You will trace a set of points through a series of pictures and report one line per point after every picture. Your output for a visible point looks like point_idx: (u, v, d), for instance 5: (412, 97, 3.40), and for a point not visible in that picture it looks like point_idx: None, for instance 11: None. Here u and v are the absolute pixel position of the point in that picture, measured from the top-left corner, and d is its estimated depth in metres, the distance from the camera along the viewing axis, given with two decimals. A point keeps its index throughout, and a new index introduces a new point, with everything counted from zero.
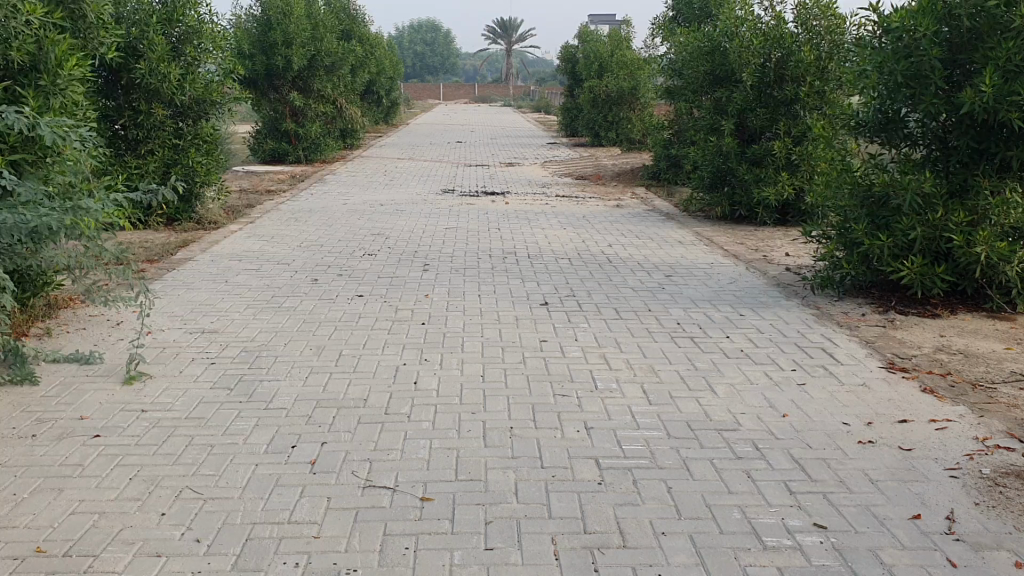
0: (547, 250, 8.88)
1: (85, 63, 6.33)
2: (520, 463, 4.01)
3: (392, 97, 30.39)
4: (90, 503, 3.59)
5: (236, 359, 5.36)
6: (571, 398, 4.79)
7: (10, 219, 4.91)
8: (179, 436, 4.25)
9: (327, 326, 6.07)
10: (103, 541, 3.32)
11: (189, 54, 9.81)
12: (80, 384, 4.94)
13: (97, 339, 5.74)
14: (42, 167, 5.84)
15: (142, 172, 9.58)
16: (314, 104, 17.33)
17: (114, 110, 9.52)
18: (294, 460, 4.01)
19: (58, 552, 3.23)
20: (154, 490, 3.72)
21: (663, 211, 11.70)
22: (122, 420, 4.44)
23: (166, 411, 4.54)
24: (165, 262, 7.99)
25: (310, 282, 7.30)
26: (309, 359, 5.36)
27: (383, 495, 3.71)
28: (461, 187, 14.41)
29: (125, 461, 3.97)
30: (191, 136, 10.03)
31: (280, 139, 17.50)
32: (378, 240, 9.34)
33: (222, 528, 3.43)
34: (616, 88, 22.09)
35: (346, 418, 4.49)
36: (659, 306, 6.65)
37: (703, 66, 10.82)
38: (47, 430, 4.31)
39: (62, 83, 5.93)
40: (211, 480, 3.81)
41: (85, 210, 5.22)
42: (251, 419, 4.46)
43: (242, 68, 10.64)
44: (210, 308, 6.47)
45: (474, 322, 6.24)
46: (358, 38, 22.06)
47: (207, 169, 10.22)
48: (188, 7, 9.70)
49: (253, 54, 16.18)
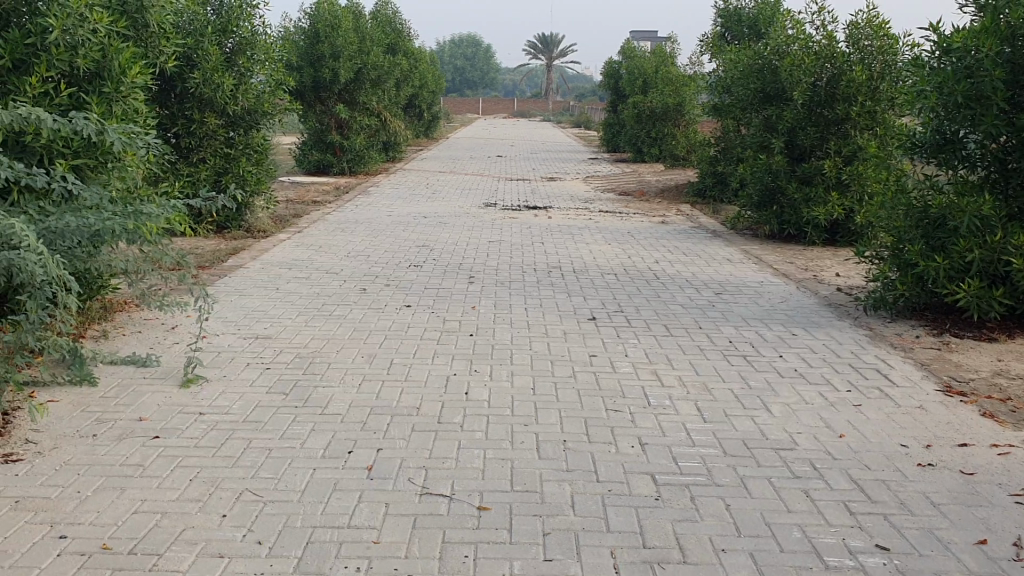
0: (593, 265, 8.90)
1: (147, 72, 6.43)
2: (575, 476, 4.00)
3: (434, 111, 30.69)
4: (152, 503, 3.63)
5: (290, 365, 5.41)
6: (624, 413, 4.78)
7: (74, 222, 4.96)
8: (238, 439, 4.29)
9: (378, 334, 6.12)
10: (167, 541, 3.36)
11: (242, 65, 9.95)
12: (139, 386, 5.01)
13: (153, 342, 5.82)
14: (102, 172, 5.93)
15: (194, 180, 9.73)
16: (358, 116, 17.51)
17: (168, 118, 9.62)
18: (351, 465, 4.04)
19: (124, 550, 3.28)
20: (214, 491, 3.76)
21: (708, 229, 11.67)
22: (181, 422, 4.50)
23: (224, 415, 4.59)
24: (217, 268, 8.12)
25: (358, 291, 7.36)
26: (361, 367, 5.40)
27: (441, 503, 3.72)
28: (504, 200, 14.46)
29: (185, 463, 4.02)
30: (242, 145, 10.18)
31: (324, 150, 17.72)
32: (424, 252, 9.40)
33: (284, 531, 3.46)
34: (661, 104, 22.09)
35: (400, 425, 4.52)
36: (710, 324, 6.62)
37: (753, 83, 10.80)
38: (108, 430, 4.38)
39: (125, 90, 6.02)
40: (270, 483, 3.85)
41: (146, 216, 5.31)
42: (307, 424, 4.49)
43: (292, 79, 10.79)
44: (262, 314, 6.55)
45: (523, 335, 6.25)
46: (403, 52, 22.29)
47: (257, 178, 10.43)
48: (243, 19, 9.85)
49: (300, 66, 16.38)
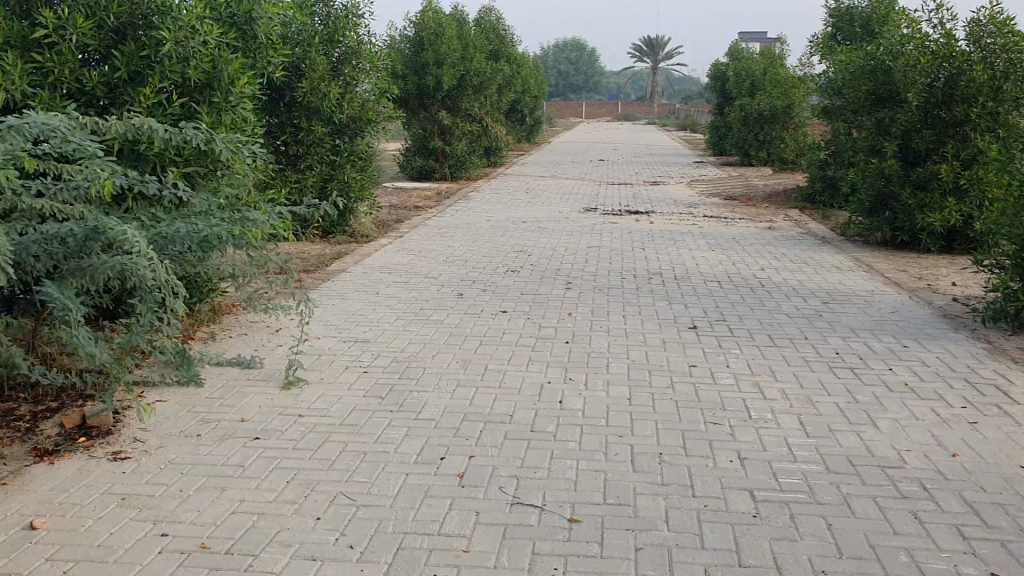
0: (695, 272, 8.73)
1: (255, 82, 6.61)
2: (670, 490, 3.91)
3: (537, 115, 30.77)
4: (250, 504, 3.71)
5: (388, 369, 5.47)
6: (723, 426, 4.66)
7: (184, 229, 5.13)
8: (334, 442, 4.36)
9: (474, 340, 6.13)
10: (262, 542, 3.42)
11: (348, 74, 10.16)
12: (242, 387, 5.15)
13: (258, 345, 5.98)
14: (212, 179, 6.13)
15: (302, 186, 9.98)
16: (461, 122, 17.68)
17: (277, 126, 9.91)
18: (443, 472, 4.04)
19: (221, 549, 3.36)
20: (310, 494, 3.82)
21: (817, 235, 11.32)
22: (281, 423, 4.59)
23: (321, 417, 4.67)
24: (321, 272, 8.30)
25: (457, 297, 7.41)
26: (456, 372, 5.42)
27: (531, 513, 3.68)
28: (605, 205, 14.36)
29: (283, 464, 4.10)
30: (347, 152, 10.40)
31: (427, 156, 17.97)
32: (523, 257, 9.41)
33: (375, 536, 3.48)
34: (769, 107, 21.57)
35: (493, 433, 4.50)
36: (815, 334, 6.40)
37: (865, 85, 10.43)
38: (211, 429, 4.51)
39: (234, 100, 6.20)
40: (364, 487, 3.89)
41: (252, 222, 5.47)
42: (402, 429, 4.53)
43: (396, 87, 10.97)
44: (362, 318, 6.65)
45: (621, 343, 6.17)
46: (506, 58, 22.41)
47: (361, 184, 10.64)
48: (349, 28, 10.04)
49: (405, 74, 16.66)
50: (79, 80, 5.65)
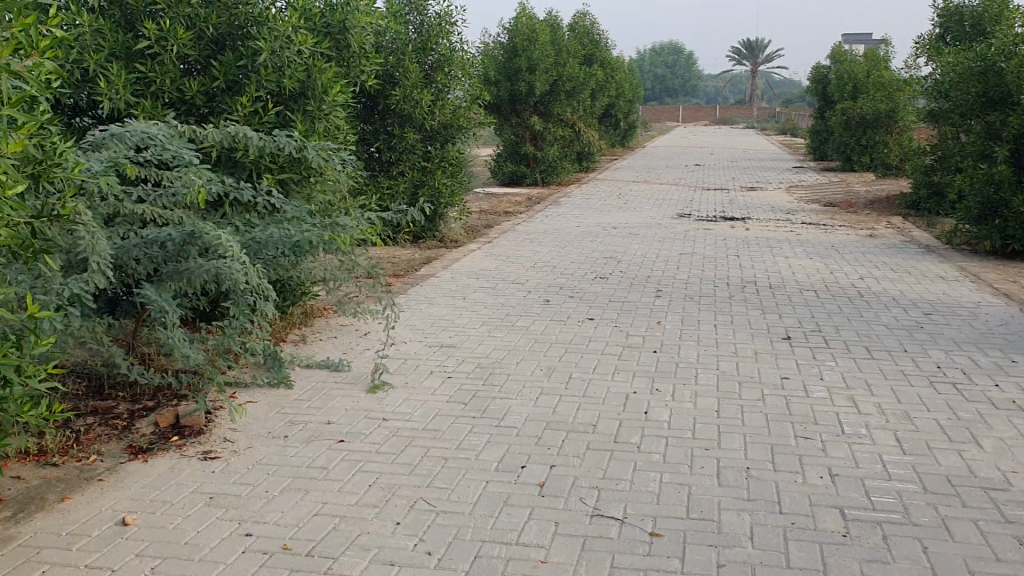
0: (790, 281, 8.50)
1: (348, 90, 6.71)
2: (756, 506, 3.79)
3: (632, 120, 30.56)
4: (332, 507, 3.76)
5: (472, 375, 5.48)
6: (814, 441, 4.50)
7: (277, 234, 5.23)
8: (417, 447, 4.38)
9: (560, 348, 6.10)
10: (343, 545, 3.46)
11: (440, 81, 10.24)
12: (330, 390, 5.24)
13: (346, 348, 6.08)
14: (306, 186, 6.25)
15: (393, 192, 10.12)
16: (553, 127, 17.66)
17: (371, 133, 10.09)
18: (524, 481, 4.02)
19: (302, 550, 3.40)
20: (391, 498, 3.85)
21: (921, 243, 10.89)
22: (365, 427, 4.64)
23: (405, 422, 4.70)
24: (410, 277, 8.39)
25: (543, 303, 7.39)
26: (540, 380, 5.39)
27: (612, 525, 3.63)
28: (698, 211, 14.14)
29: (366, 468, 4.14)
30: (439, 158, 10.50)
31: (519, 161, 18.03)
32: (612, 264, 9.33)
33: (453, 543, 3.48)
34: (872, 111, 20.88)
35: (576, 443, 4.46)
36: (916, 346, 6.15)
37: (974, 87, 10.00)
38: (298, 431, 4.59)
39: (327, 108, 6.30)
40: (444, 494, 3.89)
41: (342, 228, 5.54)
42: (484, 435, 4.52)
43: (487, 93, 11.04)
44: (449, 323, 6.69)
45: (709, 353, 6.04)
46: (600, 63, 22.30)
47: (451, 190, 10.73)
48: (442, 36, 10.12)
49: (498, 80, 16.75)
50: (180, 90, 5.87)
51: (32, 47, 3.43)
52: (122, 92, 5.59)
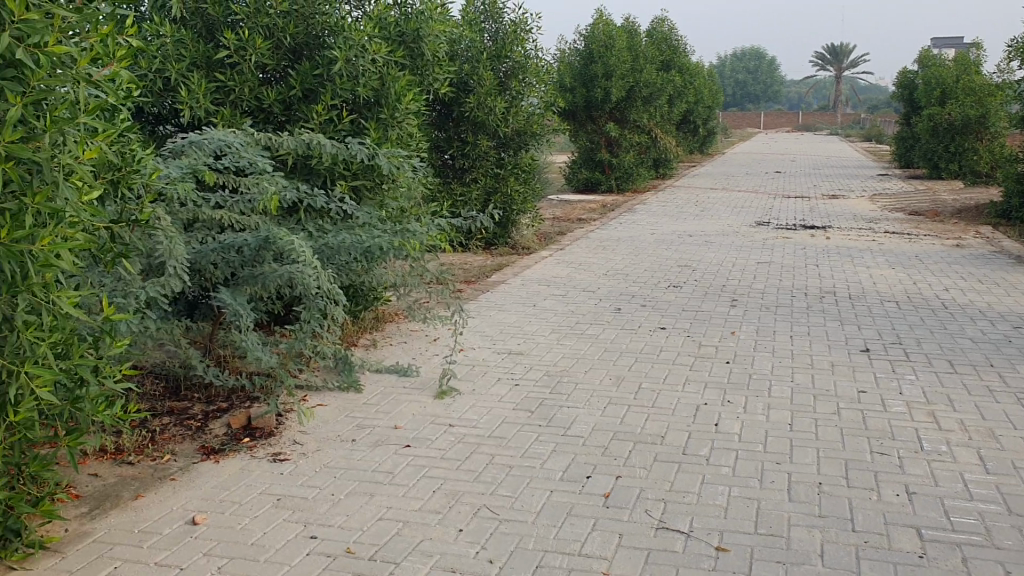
0: (870, 291, 8.27)
1: (421, 98, 6.77)
2: (827, 523, 3.69)
3: (711, 126, 30.20)
4: (396, 511, 3.78)
5: (539, 383, 5.46)
6: (890, 457, 4.36)
7: (348, 240, 5.29)
8: (481, 454, 4.38)
9: (629, 357, 6.04)
10: (405, 550, 3.47)
11: (514, 88, 10.26)
12: (398, 395, 5.28)
13: (415, 353, 6.13)
14: (378, 193, 6.32)
15: (466, 200, 10.20)
16: (629, 134, 17.54)
17: (444, 140, 10.16)
18: (588, 491, 3.98)
19: (365, 554, 3.43)
20: (454, 505, 3.85)
21: (1011, 254, 10.49)
22: (432, 432, 4.67)
23: (471, 428, 4.71)
24: (481, 283, 8.43)
25: (614, 311, 7.34)
26: (609, 389, 5.34)
27: (676, 539, 3.56)
28: (776, 219, 13.87)
29: (431, 473, 4.16)
30: (511, 165, 10.54)
31: (594, 168, 17.99)
32: (686, 272, 9.21)
33: (515, 551, 3.46)
34: (961, 116, 20.11)
35: (643, 454, 4.40)
36: (1002, 361, 5.92)
37: None
38: (366, 435, 4.64)
39: (400, 116, 6.37)
40: (508, 502, 3.88)
41: (412, 233, 5.57)
42: (550, 444, 4.50)
43: (561, 99, 11.03)
44: (518, 330, 6.69)
45: (783, 365, 5.90)
46: (678, 69, 22.10)
47: (524, 197, 10.75)
48: (516, 43, 10.09)
49: (574, 87, 16.73)
50: (258, 99, 6.00)
51: (109, 57, 3.59)
52: (202, 101, 5.75)
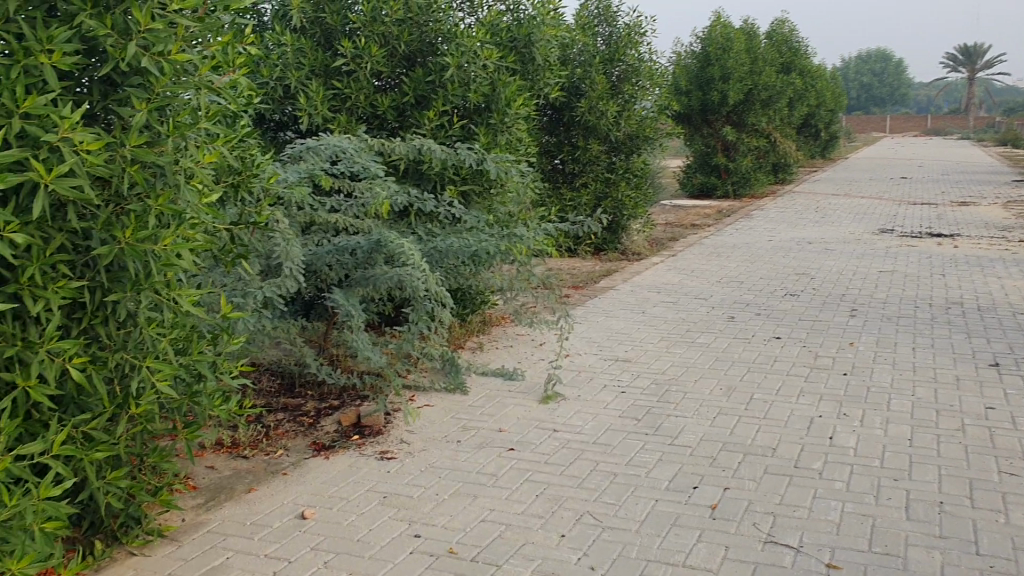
0: (1003, 303, 7.85)
1: (531, 104, 6.81)
2: (949, 545, 3.50)
3: (834, 130, 29.30)
4: (499, 514, 3.79)
5: (647, 391, 5.39)
6: (1020, 479, 4.12)
7: (456, 244, 5.37)
8: (586, 460, 4.36)
9: (741, 366, 5.90)
10: (507, 553, 3.47)
11: (628, 92, 10.19)
12: (503, 398, 5.31)
13: (521, 357, 6.15)
14: (487, 198, 6.38)
15: (576, 204, 10.21)
16: (746, 138, 17.17)
17: (555, 145, 10.29)
18: (694, 502, 3.90)
19: (467, 555, 3.45)
20: (557, 510, 3.83)
21: None
22: (536, 437, 4.66)
23: (576, 434, 4.68)
24: (590, 288, 8.40)
25: (726, 319, 7.19)
26: (718, 399, 5.23)
27: (785, 554, 3.45)
28: (902, 226, 13.34)
29: (534, 478, 4.15)
30: (623, 170, 10.41)
31: (709, 173, 17.71)
32: (803, 280, 8.95)
33: (617, 559, 3.42)
34: None
35: (752, 465, 4.29)
36: None
37: None
38: (470, 437, 4.67)
39: (509, 121, 6.44)
40: (612, 509, 3.84)
41: (519, 238, 5.59)
42: (656, 453, 4.44)
43: (676, 103, 10.90)
44: (627, 337, 6.63)
45: (904, 378, 5.66)
46: (799, 71, 21.55)
47: (636, 202, 10.66)
48: (630, 47, 10.05)
49: (689, 90, 16.54)
50: (372, 105, 6.13)
51: (229, 65, 3.74)
52: (320, 108, 5.91)
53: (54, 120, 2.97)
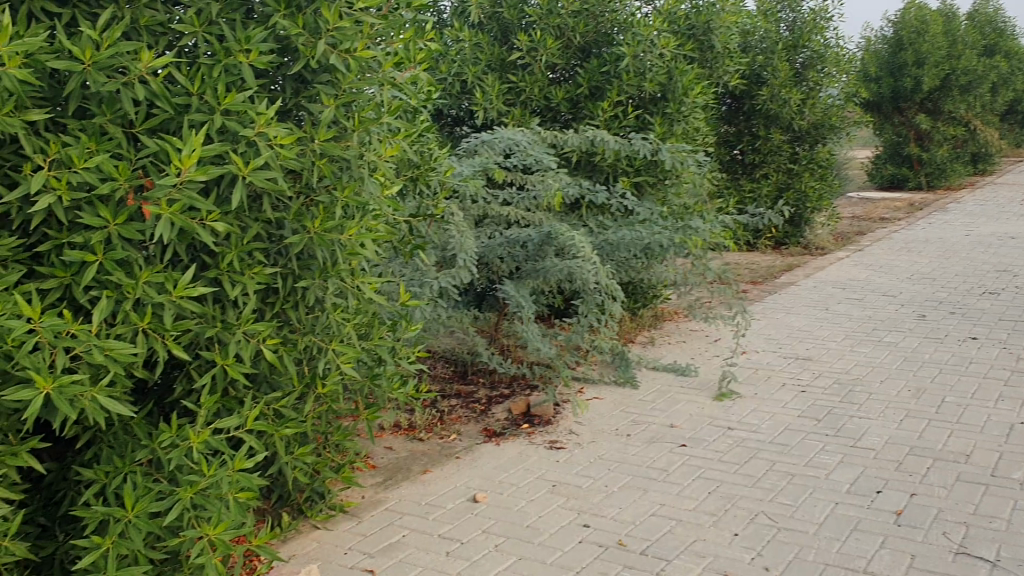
0: None
1: (709, 92, 6.69)
2: None
3: None
4: (669, 509, 3.75)
5: (828, 391, 5.17)
6: None
7: (627, 235, 5.43)
8: (761, 459, 4.23)
9: (932, 368, 5.56)
10: (677, 548, 3.43)
11: (812, 79, 9.80)
12: (675, 394, 5.26)
13: (694, 354, 6.08)
14: (662, 189, 6.32)
15: (755, 197, 9.91)
16: (944, 126, 16.13)
17: (734, 135, 10.07)
18: (878, 507, 3.71)
19: (636, 548, 3.45)
20: (730, 508, 3.74)
21: None
22: (709, 434, 4.58)
23: (751, 432, 4.56)
24: (768, 284, 8.14)
25: (917, 318, 6.80)
26: (906, 401, 4.95)
27: (979, 567, 3.23)
28: None
29: (707, 474, 4.08)
30: (806, 160, 10.06)
31: (901, 163, 16.80)
32: (1005, 278, 8.32)
33: (793, 562, 3.31)
34: None
35: (943, 472, 4.04)
36: None
37: None
38: (641, 431, 4.65)
39: (686, 110, 6.33)
40: (788, 510, 3.71)
41: (694, 230, 5.49)
42: (836, 454, 4.26)
43: (864, 89, 10.38)
44: (807, 335, 6.39)
45: None
46: (1005, 53, 20.05)
47: (819, 194, 10.25)
48: (815, 32, 9.66)
49: (880, 76, 15.75)
50: (547, 98, 6.20)
51: (410, 61, 3.87)
52: (496, 103, 6.04)
53: (252, 116, 3.21)
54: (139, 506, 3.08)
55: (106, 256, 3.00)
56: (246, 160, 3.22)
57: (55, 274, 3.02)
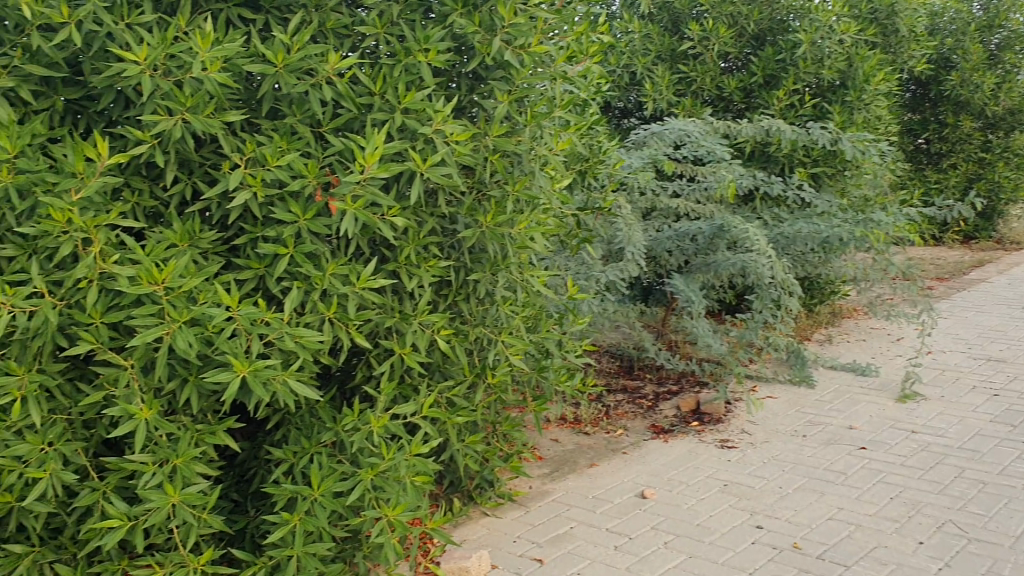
0: None
1: (893, 79, 6.69)
2: None
3: None
4: (848, 513, 3.88)
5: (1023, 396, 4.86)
6: None
7: (806, 229, 5.38)
8: (948, 465, 4.28)
9: None
10: (858, 554, 3.53)
11: (1008, 61, 9.36)
12: (854, 394, 5.36)
13: (875, 353, 6.00)
14: (841, 180, 6.24)
15: (941, 187, 9.64)
16: None
17: (919, 123, 9.80)
18: None
19: (813, 552, 3.58)
20: (914, 516, 3.81)
21: None
22: (891, 437, 4.67)
23: (936, 437, 4.62)
24: (956, 280, 7.73)
25: None
26: None
27: None
28: None
29: (888, 479, 4.18)
30: (1000, 148, 9.54)
31: None
32: None
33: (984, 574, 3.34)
34: None
35: None
36: None
37: None
38: (818, 433, 4.85)
39: (867, 98, 6.48)
40: (977, 520, 3.73)
41: (877, 222, 5.35)
42: None
43: None
44: (999, 335, 6.04)
45: None
46: None
47: (1014, 184, 9.71)
48: (1013, 11, 9.29)
49: None
50: (719, 88, 6.49)
51: (582, 54, 3.88)
52: (665, 93, 6.35)
53: (430, 113, 3.33)
54: (323, 486, 3.26)
55: (297, 249, 3.31)
56: (423, 156, 3.36)
57: (251, 266, 3.37)
